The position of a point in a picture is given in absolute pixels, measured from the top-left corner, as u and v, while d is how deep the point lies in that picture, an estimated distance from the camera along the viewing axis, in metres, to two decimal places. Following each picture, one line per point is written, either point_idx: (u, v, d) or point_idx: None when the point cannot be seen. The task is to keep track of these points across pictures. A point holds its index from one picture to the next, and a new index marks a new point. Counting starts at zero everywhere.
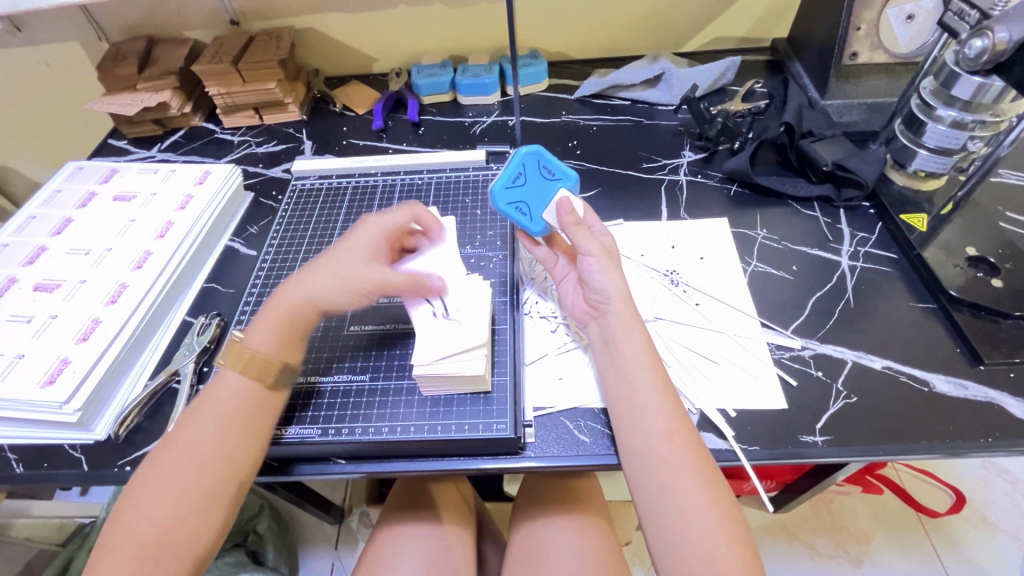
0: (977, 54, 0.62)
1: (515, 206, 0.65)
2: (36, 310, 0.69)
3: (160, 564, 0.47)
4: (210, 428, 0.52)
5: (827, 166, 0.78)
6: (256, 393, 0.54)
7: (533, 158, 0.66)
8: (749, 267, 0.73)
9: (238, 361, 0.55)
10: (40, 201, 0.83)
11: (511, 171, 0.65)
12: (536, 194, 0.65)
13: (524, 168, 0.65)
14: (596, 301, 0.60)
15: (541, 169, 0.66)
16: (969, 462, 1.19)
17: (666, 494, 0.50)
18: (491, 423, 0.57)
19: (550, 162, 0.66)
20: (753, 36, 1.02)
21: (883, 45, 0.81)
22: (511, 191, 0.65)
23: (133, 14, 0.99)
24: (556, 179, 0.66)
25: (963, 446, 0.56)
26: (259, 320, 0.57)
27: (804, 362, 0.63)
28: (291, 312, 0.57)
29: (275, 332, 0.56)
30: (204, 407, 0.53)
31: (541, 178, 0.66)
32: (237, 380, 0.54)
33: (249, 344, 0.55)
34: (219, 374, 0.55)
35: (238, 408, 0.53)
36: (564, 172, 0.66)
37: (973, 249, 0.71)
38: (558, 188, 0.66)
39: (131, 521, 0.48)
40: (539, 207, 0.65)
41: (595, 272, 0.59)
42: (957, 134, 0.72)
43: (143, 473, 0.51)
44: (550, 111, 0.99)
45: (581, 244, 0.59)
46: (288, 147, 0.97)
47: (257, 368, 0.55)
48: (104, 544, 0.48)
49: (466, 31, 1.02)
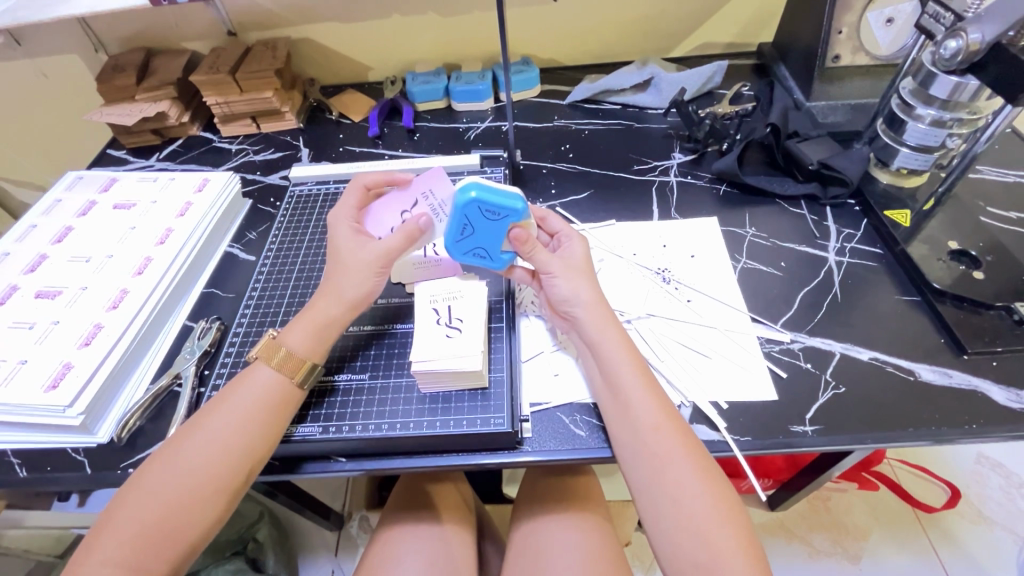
0: (952, 54, 0.64)
1: (472, 254, 0.62)
2: (38, 317, 0.70)
3: (155, 552, 0.48)
4: (224, 420, 0.53)
5: (813, 165, 0.80)
6: (283, 390, 0.56)
7: (475, 204, 0.58)
8: (739, 264, 0.75)
9: (270, 356, 0.57)
10: (40, 210, 0.84)
11: (455, 226, 0.60)
12: (487, 238, 0.61)
13: (467, 216, 0.59)
14: (565, 310, 0.61)
15: (485, 211, 0.59)
16: (963, 456, 1.21)
17: (662, 480, 0.51)
18: (489, 418, 0.58)
19: (491, 201, 0.58)
20: (739, 41, 1.05)
21: (866, 48, 0.84)
22: (462, 242, 0.61)
23: (132, 27, 1.01)
24: (505, 218, 0.59)
25: (950, 433, 0.58)
26: (296, 319, 0.59)
27: (793, 355, 0.65)
28: (326, 316, 0.59)
29: (310, 333, 0.58)
30: (222, 404, 0.54)
31: (488, 224, 0.59)
32: (269, 375, 0.56)
33: (285, 342, 0.57)
34: (252, 367, 0.57)
35: (254, 401, 0.54)
36: (510, 207, 0.58)
37: (955, 243, 0.73)
38: (507, 226, 0.59)
39: (134, 505, 0.49)
40: (495, 247, 0.61)
41: (558, 286, 0.60)
42: (937, 132, 0.74)
43: (154, 458, 0.52)
44: (542, 116, 1.01)
45: (542, 265, 0.61)
46: (285, 155, 0.99)
47: (294, 367, 0.57)
48: (104, 525, 0.48)
49: (459, 39, 1.04)
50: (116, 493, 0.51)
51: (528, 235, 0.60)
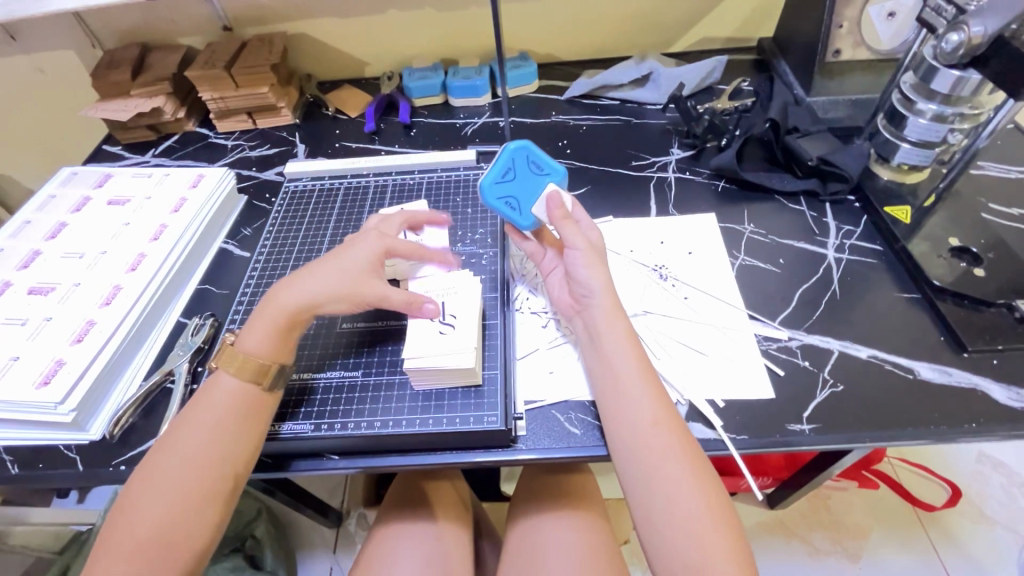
0: (953, 47, 0.63)
1: (504, 200, 0.65)
2: (31, 313, 0.69)
3: (154, 566, 0.47)
4: (202, 430, 0.52)
5: (813, 161, 0.79)
6: (250, 395, 0.55)
7: (523, 153, 0.66)
8: (737, 260, 0.74)
9: (232, 362, 0.56)
10: (34, 206, 0.83)
11: (500, 165, 0.65)
12: (524, 189, 0.66)
13: (514, 162, 0.65)
14: (581, 295, 0.61)
15: (531, 165, 0.66)
16: (964, 455, 1.20)
17: (653, 476, 0.50)
18: (482, 415, 0.58)
19: (539, 157, 0.66)
20: (739, 36, 1.04)
21: (865, 42, 0.83)
22: (498, 187, 0.65)
23: (127, 21, 1.00)
24: (543, 174, 0.66)
25: (948, 432, 0.57)
26: (255, 320, 0.58)
27: (791, 353, 0.64)
28: (285, 312, 0.58)
29: (269, 333, 0.57)
30: (195, 413, 0.54)
31: (530, 174, 0.66)
32: (231, 383, 0.55)
33: (242, 347, 0.56)
34: (214, 376, 0.56)
35: (227, 408, 0.54)
36: (552, 166, 0.66)
37: (956, 240, 0.72)
38: (546, 184, 0.66)
39: (127, 524, 0.49)
40: (527, 202, 0.65)
41: (580, 266, 0.60)
42: (938, 127, 0.73)
43: (139, 477, 0.51)
44: (540, 112, 1.00)
45: (569, 238, 0.60)
46: (281, 151, 0.98)
47: (253, 370, 0.56)
48: (103, 545, 0.48)
49: (457, 34, 1.03)
50: (108, 514, 0.50)
51: (562, 201, 0.63)
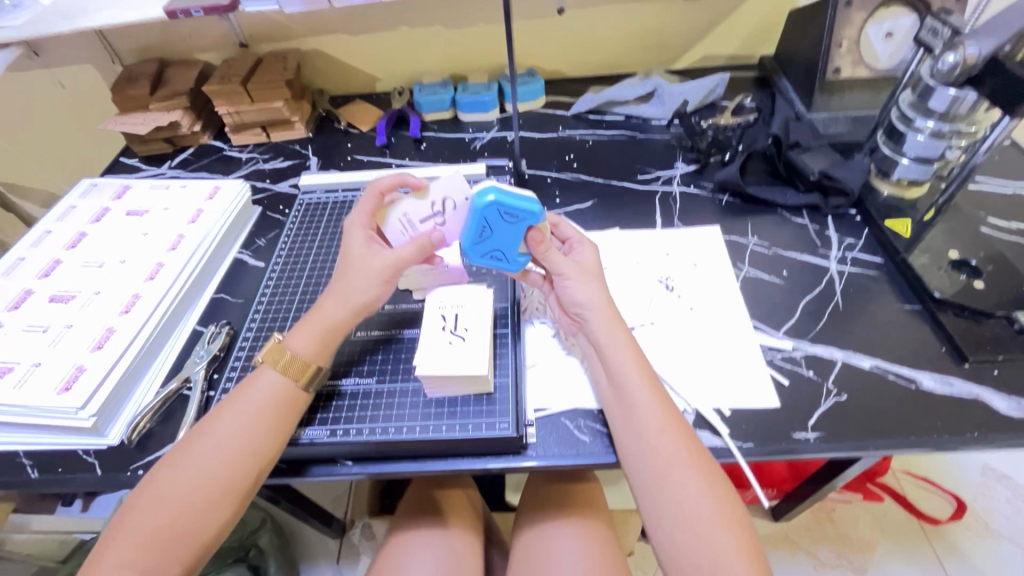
0: (949, 68, 0.67)
1: (490, 256, 0.64)
2: (52, 321, 0.71)
3: (167, 553, 0.48)
4: (232, 423, 0.54)
5: (814, 176, 0.81)
6: (290, 393, 0.57)
7: (494, 208, 0.59)
8: (741, 272, 0.76)
9: (277, 360, 0.58)
10: (55, 216, 0.85)
11: (473, 229, 0.61)
12: (505, 239, 0.62)
13: (486, 220, 0.60)
14: (575, 313, 0.62)
15: (504, 215, 0.60)
16: (969, 468, 1.20)
17: (664, 483, 0.51)
18: (494, 422, 0.59)
19: (511, 205, 0.59)
20: (741, 54, 1.07)
21: (865, 61, 0.86)
22: (480, 245, 0.63)
23: (146, 38, 1.03)
24: (522, 220, 0.60)
25: (951, 441, 0.58)
26: (302, 324, 0.60)
27: (795, 363, 0.66)
28: (331, 318, 0.60)
29: (317, 337, 0.59)
30: (231, 407, 0.55)
31: (505, 226, 0.61)
32: (277, 380, 0.57)
33: (290, 346, 0.59)
34: (258, 371, 0.58)
35: (260, 405, 0.55)
36: (528, 209, 0.59)
37: (955, 253, 0.73)
38: (524, 228, 0.61)
39: (145, 508, 0.50)
40: (512, 250, 0.63)
41: (571, 288, 0.61)
42: (937, 143, 0.75)
43: (163, 463, 0.53)
44: (547, 126, 1.03)
45: (557, 268, 0.62)
46: (294, 163, 1.01)
47: (299, 371, 0.58)
48: (118, 532, 0.49)
49: (466, 51, 1.06)
50: (128, 497, 0.52)
51: (543, 236, 0.62)
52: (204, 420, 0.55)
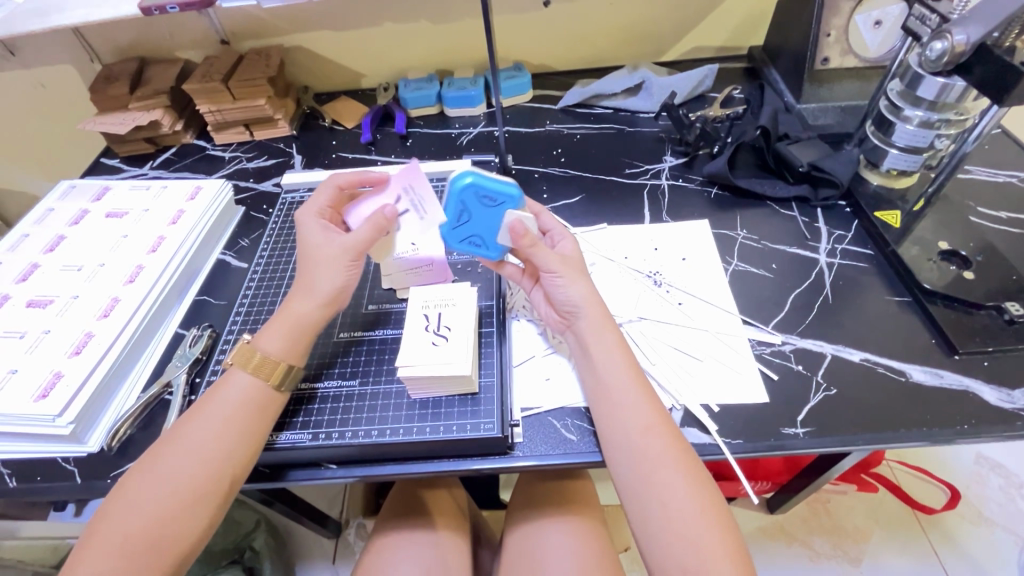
0: (938, 55, 0.64)
1: (468, 242, 0.63)
2: (30, 326, 0.70)
3: (143, 561, 0.47)
4: (206, 427, 0.53)
5: (803, 167, 0.80)
6: (261, 394, 0.56)
7: (472, 189, 0.60)
8: (730, 266, 0.75)
9: (248, 361, 0.56)
10: (32, 220, 0.84)
11: (452, 211, 0.61)
12: (483, 224, 0.62)
13: (464, 203, 0.60)
14: (566, 312, 0.61)
15: (482, 198, 0.60)
16: (963, 457, 1.20)
17: (648, 481, 0.51)
18: (479, 423, 0.58)
19: (488, 187, 0.59)
20: (730, 45, 1.05)
21: (854, 50, 0.84)
22: (458, 229, 0.63)
23: (125, 36, 1.01)
24: (501, 205, 0.60)
25: (941, 433, 0.57)
26: (272, 324, 0.59)
27: (784, 357, 0.65)
28: (301, 314, 0.59)
29: (286, 334, 0.58)
30: (203, 411, 0.54)
31: (483, 209, 0.61)
32: (247, 381, 0.56)
33: (260, 347, 0.57)
34: (227, 373, 0.57)
35: (234, 409, 0.54)
36: (506, 193, 0.60)
37: (945, 243, 0.73)
38: (504, 213, 0.61)
39: (120, 514, 0.49)
40: (492, 236, 0.63)
41: (560, 287, 0.60)
42: (926, 133, 0.74)
43: (138, 469, 0.52)
44: (535, 121, 1.02)
45: (544, 264, 0.60)
46: (278, 162, 0.99)
47: (269, 370, 0.56)
48: (91, 542, 0.48)
49: (452, 45, 1.04)
50: (103, 503, 0.51)
51: (525, 228, 0.59)
52: (178, 425, 0.54)
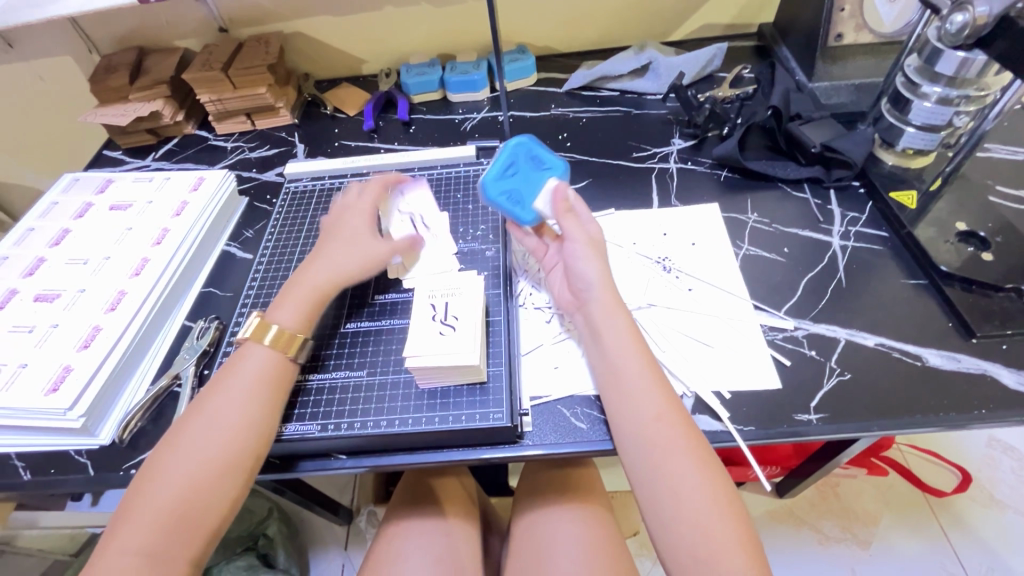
0: (958, 28, 0.63)
1: (507, 196, 0.66)
2: (38, 320, 0.70)
3: (179, 531, 0.48)
4: (229, 402, 0.53)
5: (816, 148, 0.78)
6: (279, 365, 0.57)
7: (524, 149, 0.67)
8: (741, 250, 0.74)
9: (265, 336, 0.58)
10: (37, 213, 0.84)
11: (504, 161, 0.66)
12: (527, 182, 0.67)
13: (516, 158, 0.67)
14: (578, 289, 0.61)
15: (532, 159, 0.68)
16: (974, 440, 1.19)
17: (663, 469, 0.50)
18: (487, 413, 0.58)
19: (540, 151, 0.68)
20: (739, 23, 1.02)
21: (869, 25, 0.82)
22: (502, 181, 0.66)
23: (123, 26, 1.00)
24: (547, 167, 0.67)
25: (958, 418, 0.56)
26: (287, 296, 0.61)
27: (797, 342, 0.64)
28: (319, 291, 0.62)
29: (302, 308, 0.60)
30: (226, 384, 0.55)
31: (532, 168, 0.67)
32: (265, 353, 0.56)
33: (275, 319, 0.59)
34: (243, 348, 0.58)
35: (255, 382, 0.55)
36: (554, 162, 0.68)
37: (963, 224, 0.71)
38: (549, 177, 0.67)
39: (151, 491, 0.49)
40: (530, 196, 0.66)
41: (580, 258, 0.61)
42: (944, 110, 0.73)
43: (162, 449, 0.52)
44: (540, 105, 1.00)
45: (570, 231, 0.62)
46: (280, 151, 0.98)
47: (287, 343, 0.58)
48: (122, 520, 0.48)
49: (453, 28, 1.02)
50: (125, 495, 0.50)
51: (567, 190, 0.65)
52: (199, 402, 0.54)
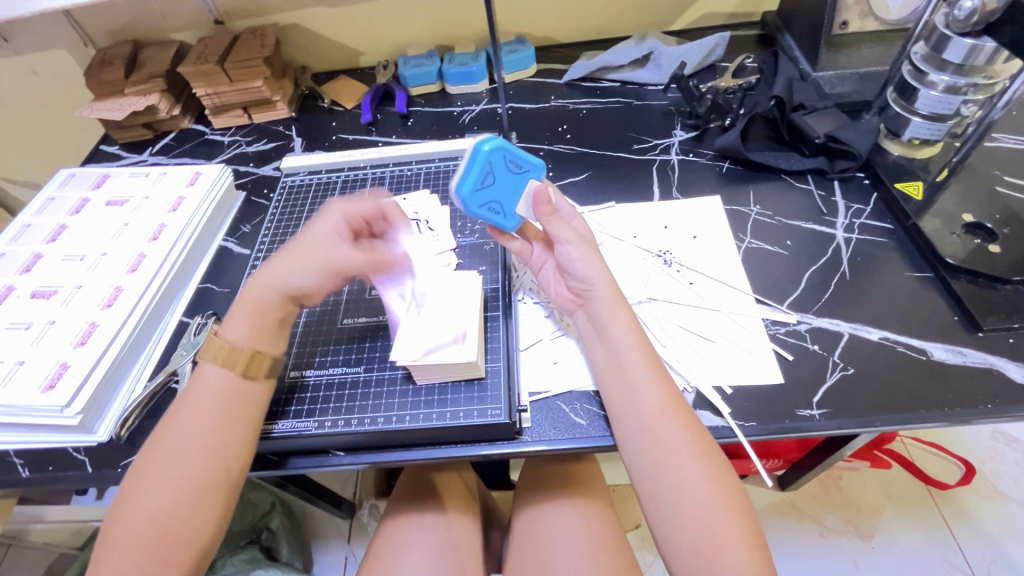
0: (968, 14, 0.62)
1: (487, 210, 0.59)
2: (34, 317, 0.69)
3: (160, 559, 0.48)
4: (187, 424, 0.52)
5: (820, 138, 0.77)
6: (236, 384, 0.55)
7: (499, 152, 0.57)
8: (743, 243, 0.73)
9: (217, 354, 0.56)
10: (33, 209, 0.83)
11: (477, 171, 0.56)
12: (505, 191, 0.59)
13: (490, 165, 0.57)
14: (579, 289, 0.59)
15: (509, 162, 0.58)
16: (978, 433, 1.19)
17: (664, 467, 0.50)
18: (486, 409, 0.57)
19: (517, 152, 0.57)
20: (741, 11, 1.01)
21: (874, 13, 0.79)
22: (479, 195, 0.58)
23: (117, 18, 0.99)
24: (526, 172, 0.59)
25: (963, 414, 0.56)
26: (237, 311, 0.58)
27: (800, 337, 0.63)
28: (258, 299, 0.58)
29: (253, 324, 0.57)
30: (185, 403, 0.54)
31: (509, 174, 0.58)
32: (219, 374, 0.55)
33: (227, 338, 0.57)
34: (200, 369, 0.56)
35: (212, 403, 0.54)
36: (531, 161, 0.59)
37: (970, 216, 0.70)
38: (527, 182, 0.60)
39: (125, 519, 0.49)
40: (512, 203, 0.60)
41: (576, 261, 0.58)
42: (951, 99, 0.71)
43: (134, 474, 0.51)
44: (540, 96, 0.98)
45: (558, 234, 0.58)
46: (277, 145, 0.97)
47: (237, 360, 0.55)
48: (102, 546, 0.49)
49: (451, 19, 1.01)
50: (110, 510, 0.51)
51: (549, 197, 0.61)
52: (162, 424, 0.54)
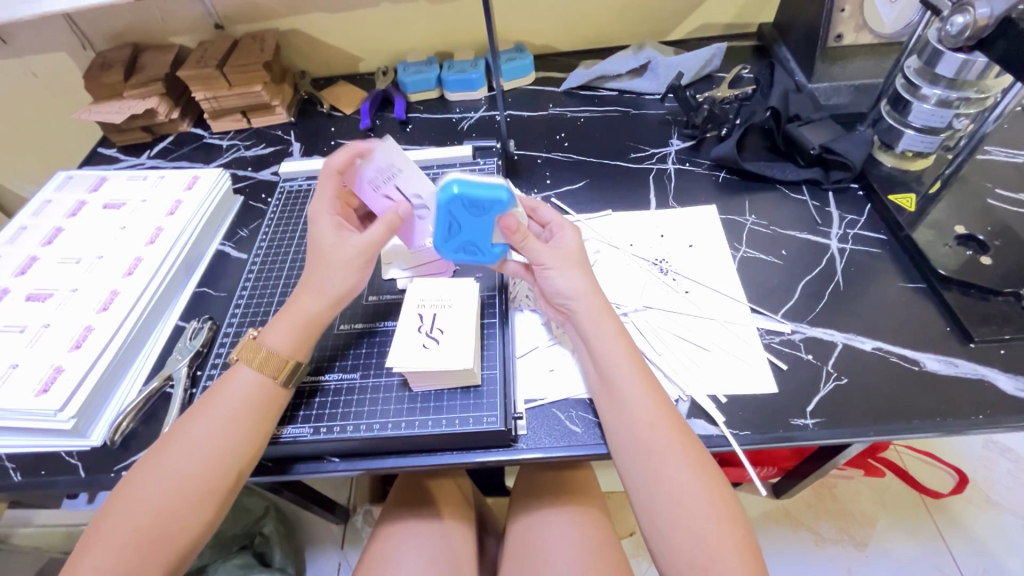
0: (959, 30, 0.62)
1: (464, 251, 0.62)
2: (29, 320, 0.69)
3: (147, 554, 0.47)
4: (208, 424, 0.52)
5: (814, 149, 0.78)
6: (268, 390, 0.55)
7: (458, 200, 0.56)
8: (738, 253, 0.73)
9: (252, 357, 0.56)
10: (30, 212, 0.83)
11: (442, 226, 0.59)
12: (476, 232, 0.60)
13: (452, 214, 0.58)
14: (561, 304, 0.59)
15: (469, 207, 0.57)
16: (971, 441, 1.19)
17: (658, 478, 0.50)
18: (482, 416, 0.57)
19: (472, 195, 0.56)
20: (739, 22, 1.02)
21: (869, 26, 0.80)
22: (452, 240, 0.61)
23: (118, 22, 0.99)
24: (490, 209, 0.57)
25: (956, 424, 0.56)
26: (279, 319, 0.58)
27: (794, 346, 0.64)
28: (308, 313, 0.58)
29: (295, 332, 0.57)
30: (211, 402, 0.54)
31: (472, 218, 0.58)
32: (253, 378, 0.55)
33: (265, 343, 0.57)
34: (233, 369, 0.57)
35: (239, 406, 0.54)
36: (493, 198, 0.56)
37: (962, 227, 0.70)
38: (494, 217, 0.58)
39: (122, 511, 0.49)
40: (486, 241, 0.60)
41: (551, 279, 0.58)
42: (944, 112, 0.72)
43: (140, 466, 0.51)
44: (538, 104, 0.99)
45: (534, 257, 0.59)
46: (276, 150, 0.97)
47: (275, 368, 0.56)
48: (94, 535, 0.48)
49: (451, 27, 1.02)
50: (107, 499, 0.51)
51: (518, 223, 0.57)
52: (184, 417, 0.54)
